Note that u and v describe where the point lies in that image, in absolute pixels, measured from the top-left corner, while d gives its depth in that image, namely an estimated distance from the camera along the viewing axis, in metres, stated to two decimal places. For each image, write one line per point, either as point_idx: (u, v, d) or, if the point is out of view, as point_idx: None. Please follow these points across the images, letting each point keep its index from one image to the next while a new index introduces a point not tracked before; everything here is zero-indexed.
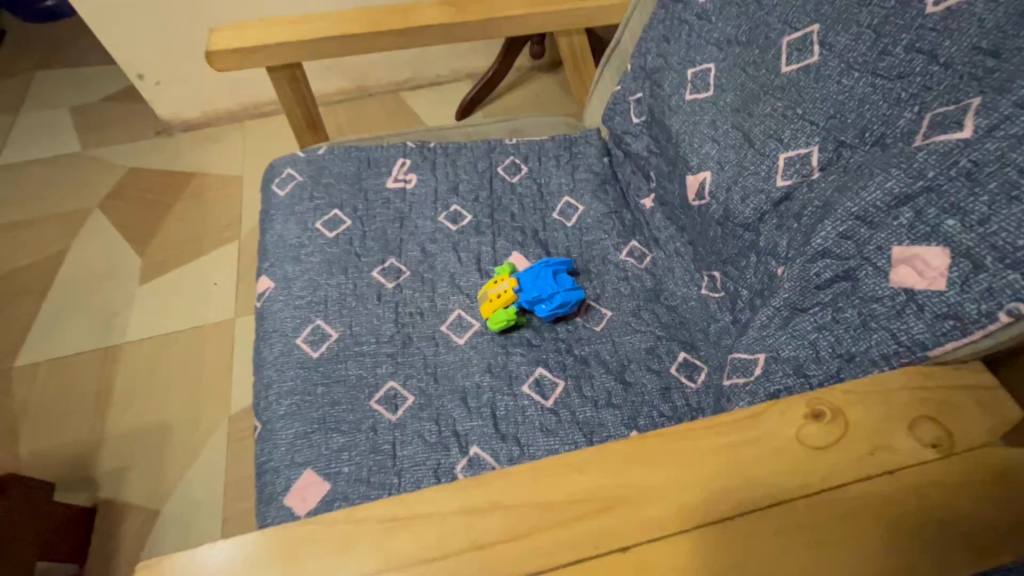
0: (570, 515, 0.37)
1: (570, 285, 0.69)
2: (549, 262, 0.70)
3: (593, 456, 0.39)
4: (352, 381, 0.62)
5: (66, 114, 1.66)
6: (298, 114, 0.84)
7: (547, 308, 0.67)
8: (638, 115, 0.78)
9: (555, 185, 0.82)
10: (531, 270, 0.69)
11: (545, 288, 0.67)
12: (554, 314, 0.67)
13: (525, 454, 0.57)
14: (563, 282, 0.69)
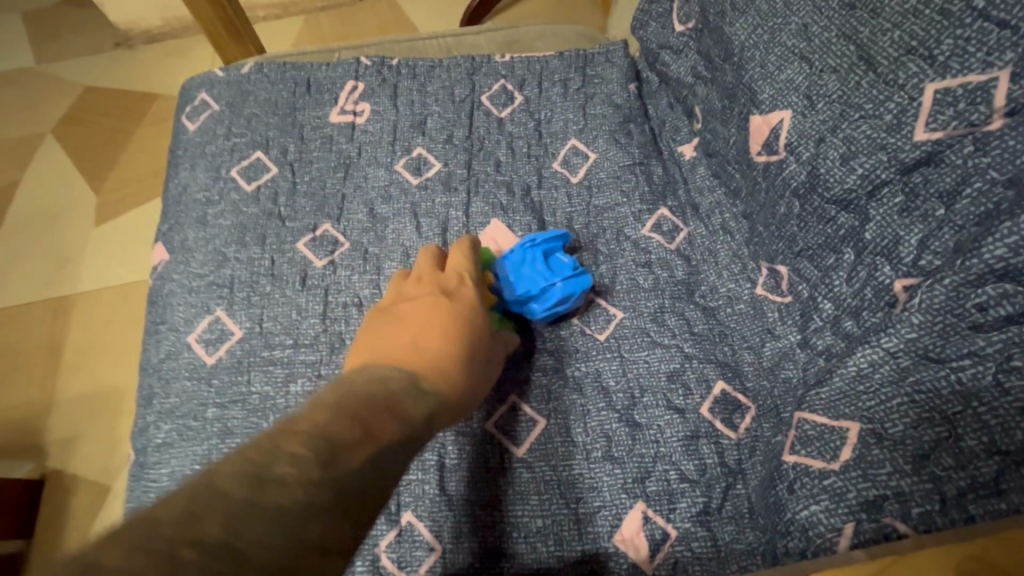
0: None
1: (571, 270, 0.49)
2: (537, 241, 0.50)
3: None
4: (254, 404, 0.46)
5: (16, 18, 1.44)
6: (214, 18, 0.62)
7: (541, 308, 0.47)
8: (684, 20, 0.53)
9: (559, 122, 0.59)
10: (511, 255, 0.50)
11: (533, 280, 0.48)
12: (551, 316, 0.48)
13: (476, 531, 0.40)
14: (558, 267, 0.49)
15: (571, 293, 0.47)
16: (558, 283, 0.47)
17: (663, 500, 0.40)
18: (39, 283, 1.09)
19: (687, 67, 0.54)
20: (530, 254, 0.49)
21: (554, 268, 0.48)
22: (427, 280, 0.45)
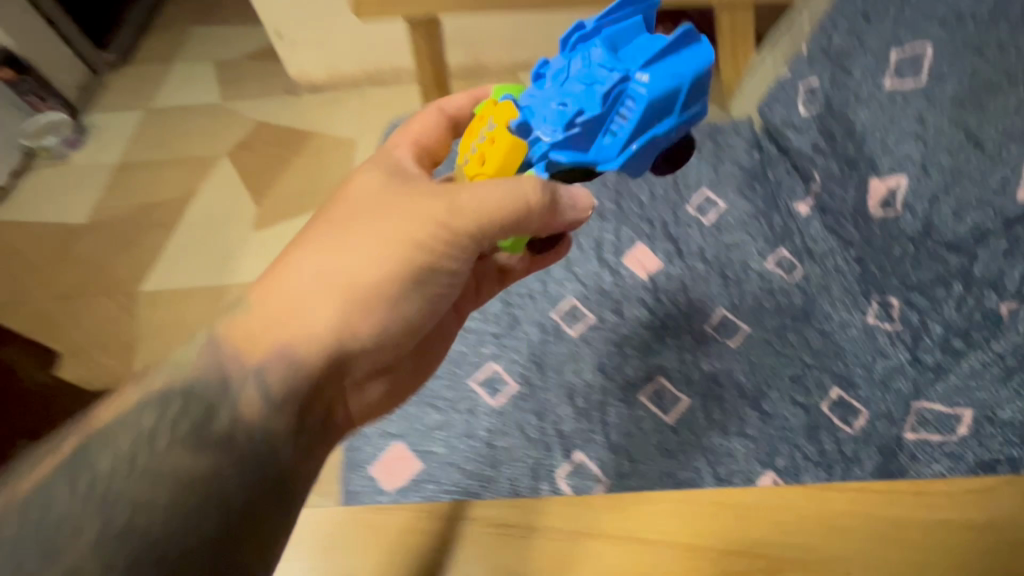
0: (730, 565, 0.32)
1: (646, 56, 0.38)
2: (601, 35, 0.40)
3: (757, 496, 0.33)
4: (453, 357, 0.58)
5: (210, 66, 1.77)
6: (430, 73, 0.82)
7: (618, 134, 0.38)
8: (808, 106, 0.66)
9: (694, 176, 0.73)
10: (559, 70, 0.42)
11: (592, 92, 0.39)
12: (634, 139, 0.38)
13: (636, 471, 0.51)
14: (625, 56, 0.39)
15: (647, 99, 0.37)
16: (630, 87, 0.38)
17: (790, 471, 0.51)
18: (205, 273, 1.31)
19: (808, 141, 0.67)
20: (587, 58, 0.41)
21: (619, 58, 0.39)
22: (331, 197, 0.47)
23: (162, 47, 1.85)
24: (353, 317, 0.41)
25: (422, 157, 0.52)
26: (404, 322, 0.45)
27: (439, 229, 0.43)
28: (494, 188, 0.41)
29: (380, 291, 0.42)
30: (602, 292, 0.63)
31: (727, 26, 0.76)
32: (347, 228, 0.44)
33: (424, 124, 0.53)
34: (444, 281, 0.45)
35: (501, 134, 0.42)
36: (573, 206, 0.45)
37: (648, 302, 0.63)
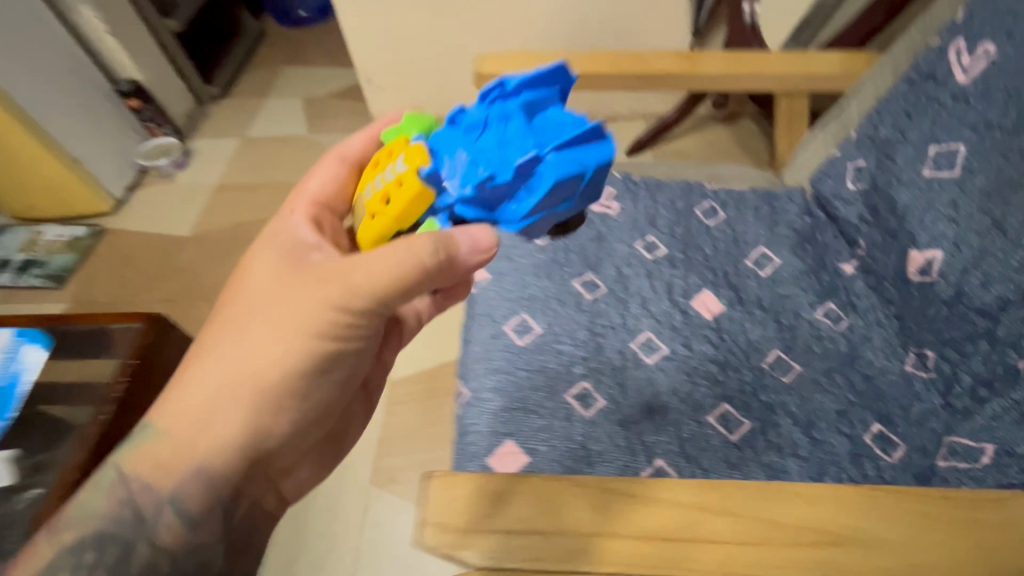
0: (803, 539, 0.41)
1: (555, 139, 0.46)
2: (518, 110, 0.49)
3: (826, 489, 0.43)
4: (551, 373, 0.70)
5: (299, 103, 1.97)
6: None
7: (520, 204, 0.47)
8: (856, 181, 0.78)
9: (752, 235, 0.84)
10: (477, 127, 0.50)
11: (506, 162, 0.47)
12: (534, 209, 0.47)
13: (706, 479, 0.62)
14: (538, 133, 0.47)
15: (550, 177, 0.45)
16: (541, 164, 0.45)
17: None
18: None
19: (855, 212, 0.78)
20: (505, 122, 0.49)
21: (532, 133, 0.47)
22: (232, 285, 0.56)
23: (256, 83, 2.06)
24: (266, 414, 0.53)
25: (320, 216, 0.61)
26: (318, 397, 0.56)
27: (337, 309, 0.52)
28: (387, 257, 0.50)
29: (284, 387, 0.53)
30: (674, 328, 0.75)
31: (784, 107, 0.87)
32: (245, 325, 0.53)
33: (321, 180, 0.62)
34: (348, 355, 0.56)
35: (410, 183, 0.50)
36: (473, 244, 0.51)
37: (713, 339, 0.74)
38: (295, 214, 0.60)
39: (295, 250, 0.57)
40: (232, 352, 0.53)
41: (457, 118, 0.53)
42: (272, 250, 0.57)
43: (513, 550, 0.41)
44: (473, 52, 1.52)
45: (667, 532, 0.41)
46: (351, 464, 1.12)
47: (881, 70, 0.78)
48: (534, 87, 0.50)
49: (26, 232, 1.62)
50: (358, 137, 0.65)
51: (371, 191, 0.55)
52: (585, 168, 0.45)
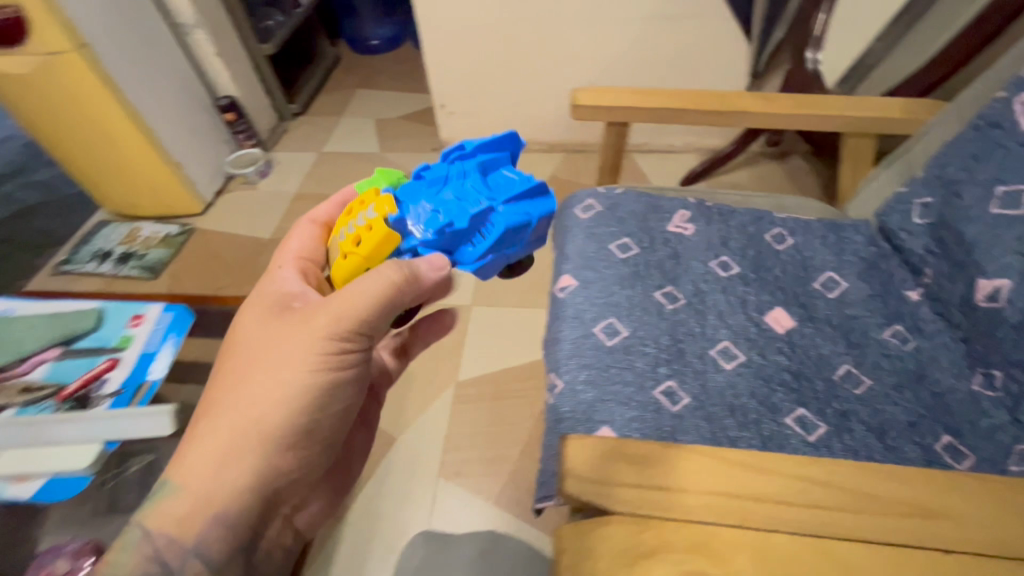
0: (898, 511, 0.47)
1: (506, 195, 0.56)
2: (473, 167, 0.59)
3: (915, 473, 0.49)
4: (639, 372, 0.77)
5: (370, 122, 2.11)
6: (609, 159, 1.04)
7: (477, 247, 0.55)
8: (922, 217, 0.86)
9: (820, 261, 0.91)
10: (438, 180, 0.58)
11: (463, 211, 0.55)
12: (487, 252, 0.55)
13: None
14: (491, 190, 0.57)
15: (502, 225, 0.54)
16: (495, 215, 0.55)
17: None
18: None
19: (921, 244, 0.86)
20: (463, 178, 0.58)
21: (485, 189, 0.57)
22: (228, 343, 0.61)
23: (332, 104, 2.22)
24: (276, 451, 0.58)
25: (306, 269, 0.65)
26: (321, 427, 0.61)
27: (327, 340, 0.57)
28: (360, 288, 0.54)
29: (288, 422, 0.57)
30: (750, 338, 0.82)
31: (851, 144, 0.95)
32: (242, 373, 0.58)
33: (300, 238, 0.67)
34: (343, 385, 0.60)
35: (377, 227, 0.54)
36: (430, 265, 0.55)
37: (786, 351, 0.80)
38: (284, 269, 0.65)
39: (279, 299, 0.62)
40: (233, 399, 0.57)
41: (420, 172, 0.60)
42: (260, 304, 0.62)
43: (650, 500, 0.48)
44: (544, 84, 1.64)
45: (779, 496, 0.48)
46: (421, 456, 1.19)
47: (946, 116, 0.86)
48: (487, 152, 0.60)
49: (127, 229, 1.79)
50: (325, 203, 0.72)
51: (343, 235, 0.59)
52: (529, 219, 0.55)
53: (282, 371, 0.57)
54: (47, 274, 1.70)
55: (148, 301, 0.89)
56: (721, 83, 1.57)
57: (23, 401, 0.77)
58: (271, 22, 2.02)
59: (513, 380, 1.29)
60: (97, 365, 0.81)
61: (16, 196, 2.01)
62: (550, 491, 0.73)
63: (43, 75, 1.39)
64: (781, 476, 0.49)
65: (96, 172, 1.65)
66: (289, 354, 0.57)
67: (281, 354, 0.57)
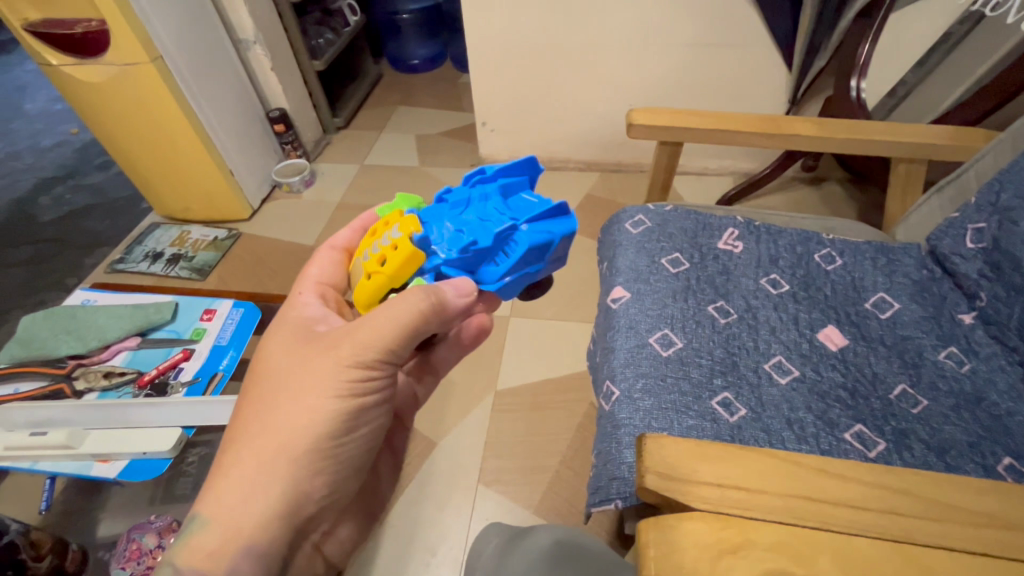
0: (977, 521, 0.48)
1: (528, 215, 0.60)
2: (494, 190, 0.63)
3: (991, 486, 0.51)
4: (696, 382, 0.79)
5: (411, 137, 2.17)
6: (659, 177, 1.07)
7: (500, 265, 0.60)
8: (976, 241, 0.87)
9: (870, 281, 0.92)
10: (461, 202, 0.63)
11: (486, 232, 0.59)
12: (508, 270, 0.60)
13: None
14: (512, 212, 0.61)
15: (524, 243, 0.58)
16: (518, 234, 0.59)
17: None
18: None
19: (974, 268, 0.86)
20: (485, 201, 0.62)
21: (506, 210, 0.61)
22: (249, 375, 0.63)
23: (373, 119, 2.30)
24: (304, 478, 0.58)
25: (326, 293, 0.71)
26: (346, 453, 0.61)
27: (349, 365, 0.58)
28: (384, 315, 0.56)
29: (315, 448, 0.58)
30: (803, 354, 0.83)
31: (901, 169, 0.97)
32: (264, 403, 0.59)
33: (321, 267, 0.73)
34: (368, 411, 0.61)
35: (400, 246, 0.58)
36: (457, 290, 0.58)
37: (840, 368, 0.82)
38: (304, 295, 0.70)
39: (304, 329, 0.65)
40: (256, 430, 0.58)
41: (441, 196, 0.65)
42: (285, 335, 0.65)
43: (728, 498, 0.49)
44: (585, 105, 1.69)
45: (858, 502, 0.49)
46: (460, 463, 1.20)
47: (1000, 144, 0.88)
48: (506, 176, 0.65)
49: (177, 231, 1.86)
50: (345, 232, 0.78)
51: (367, 255, 0.63)
52: (548, 238, 0.59)
53: (303, 397, 0.58)
54: (101, 273, 1.77)
55: (221, 299, 0.94)
56: (760, 108, 1.59)
57: (104, 386, 0.81)
58: (321, 40, 2.11)
59: (551, 391, 1.31)
60: (174, 355, 0.85)
61: (70, 197, 2.10)
62: (616, 494, 0.71)
63: (117, 86, 1.48)
64: (864, 485, 0.50)
65: (153, 177, 1.73)
66: (310, 381, 0.58)
67: (302, 382, 0.59)
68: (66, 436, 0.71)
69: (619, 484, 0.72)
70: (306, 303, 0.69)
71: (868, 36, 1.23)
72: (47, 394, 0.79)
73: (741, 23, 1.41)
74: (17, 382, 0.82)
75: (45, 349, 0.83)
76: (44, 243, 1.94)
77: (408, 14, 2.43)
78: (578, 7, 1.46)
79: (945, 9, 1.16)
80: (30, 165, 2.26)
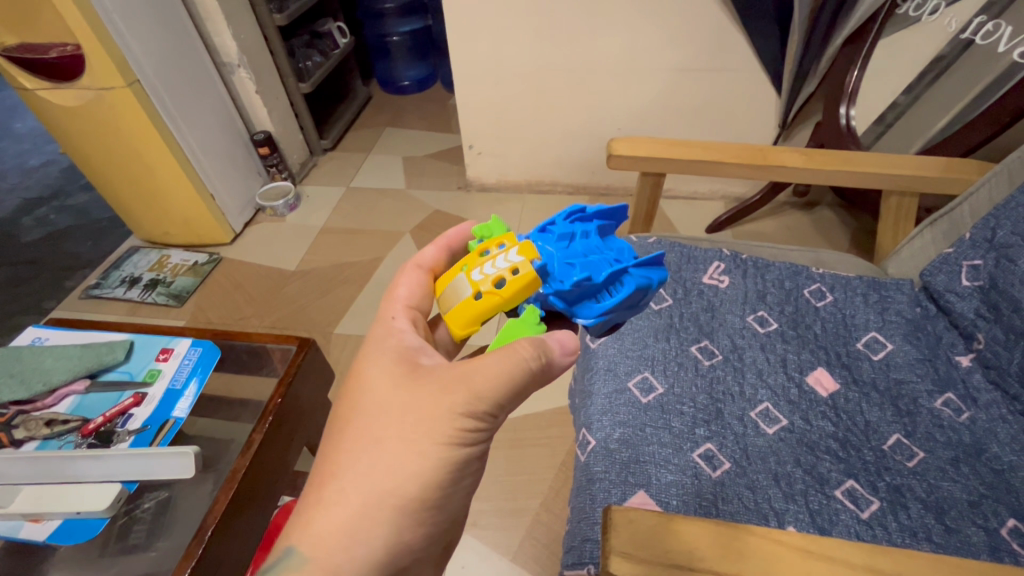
0: None
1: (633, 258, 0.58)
2: (596, 229, 0.60)
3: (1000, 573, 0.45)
4: (677, 432, 0.74)
5: (399, 159, 2.14)
6: (642, 208, 1.03)
7: (602, 302, 0.55)
8: (971, 278, 0.83)
9: (861, 318, 0.87)
10: (565, 234, 0.58)
11: (600, 268, 0.55)
12: (612, 310, 0.55)
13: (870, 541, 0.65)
14: (614, 253, 0.59)
15: (635, 285, 0.55)
16: (626, 276, 0.55)
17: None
18: None
19: (971, 307, 0.82)
20: (586, 238, 0.59)
21: (609, 252, 0.59)
22: (343, 403, 0.56)
23: (362, 141, 2.27)
24: (407, 530, 0.51)
25: (416, 318, 0.63)
26: (450, 505, 0.54)
27: (464, 413, 0.52)
28: (503, 360, 0.53)
29: (422, 500, 0.51)
30: (791, 401, 0.79)
31: (893, 202, 0.92)
32: (368, 441, 0.52)
33: (408, 285, 0.65)
34: (474, 461, 0.55)
35: (524, 271, 0.54)
36: (564, 347, 0.57)
37: (831, 417, 0.77)
38: (396, 319, 0.62)
39: (404, 356, 0.57)
40: (358, 472, 0.51)
41: (542, 226, 0.61)
42: (381, 359, 0.57)
43: None
44: (573, 128, 1.66)
45: None
46: None
47: (996, 177, 0.84)
48: (605, 217, 0.63)
49: (156, 255, 1.82)
50: (428, 248, 0.70)
51: (473, 272, 0.56)
52: (653, 282, 0.57)
53: (414, 443, 0.51)
54: (75, 298, 1.73)
55: (179, 336, 0.89)
56: (750, 133, 1.57)
57: (46, 434, 0.78)
58: (309, 62, 2.09)
59: (533, 428, 1.25)
60: (123, 400, 0.81)
61: (52, 218, 2.06)
62: (588, 558, 0.65)
63: (93, 110, 1.45)
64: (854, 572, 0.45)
65: (131, 201, 1.70)
66: (423, 426, 0.51)
67: (411, 425, 0.52)
68: None
69: (592, 546, 0.66)
70: (401, 328, 0.61)
71: (856, 62, 1.21)
72: None
73: (729, 49, 1.39)
74: None
75: None
76: (20, 265, 1.89)
77: (399, 36, 2.46)
78: (563, 32, 1.44)
79: (933, 37, 1.13)
80: (14, 185, 2.22)
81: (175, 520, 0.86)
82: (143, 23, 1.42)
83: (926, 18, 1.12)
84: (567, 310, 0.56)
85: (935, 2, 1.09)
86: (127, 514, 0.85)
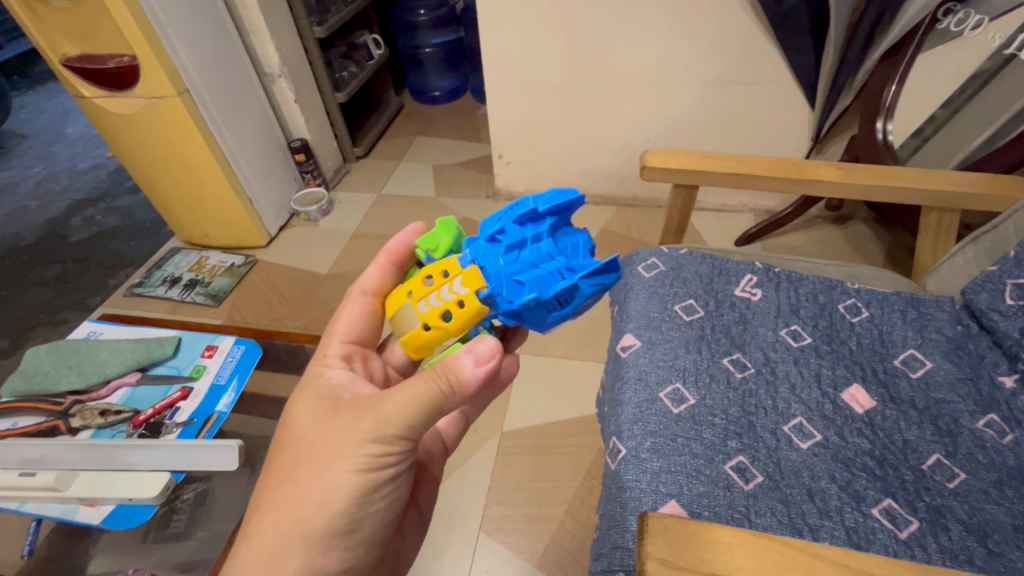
0: None
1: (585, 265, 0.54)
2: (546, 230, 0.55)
3: None
4: (709, 444, 0.74)
5: (429, 167, 2.18)
6: (673, 220, 1.04)
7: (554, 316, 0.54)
8: (1015, 298, 0.81)
9: (899, 336, 0.86)
10: (513, 246, 0.54)
11: (547, 287, 0.52)
12: (563, 320, 0.55)
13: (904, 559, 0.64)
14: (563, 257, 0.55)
15: (584, 299, 0.54)
16: (577, 288, 0.53)
17: None
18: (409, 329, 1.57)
19: (1016, 327, 0.80)
20: (536, 244, 0.55)
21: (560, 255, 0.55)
22: (280, 436, 0.60)
23: (392, 149, 2.32)
24: (320, 551, 0.54)
25: (351, 353, 0.69)
26: (365, 526, 0.57)
27: (372, 440, 0.53)
28: (408, 390, 0.52)
29: (331, 524, 0.54)
30: (826, 416, 0.78)
31: (932, 218, 0.91)
32: (290, 472, 0.56)
33: (348, 319, 0.70)
34: (385, 485, 0.56)
35: (469, 305, 0.53)
36: (474, 361, 0.51)
37: (867, 434, 0.76)
38: (330, 356, 0.67)
39: (330, 395, 0.61)
40: (279, 499, 0.55)
41: (489, 234, 0.55)
42: (311, 400, 0.61)
43: None
44: (602, 139, 1.67)
45: None
46: (461, 508, 1.15)
47: None
48: (557, 210, 0.57)
49: (196, 256, 1.90)
50: (373, 270, 0.72)
51: (421, 303, 0.56)
52: (603, 285, 0.54)
53: (323, 471, 0.54)
54: (120, 295, 1.81)
55: (222, 334, 0.94)
56: (781, 147, 1.56)
57: (99, 424, 0.82)
58: (345, 73, 2.16)
59: (558, 435, 1.26)
60: (171, 394, 0.85)
61: (100, 219, 2.16)
62: (619, 565, 0.66)
63: (145, 118, 1.52)
64: None
65: (174, 204, 1.77)
66: (332, 456, 0.54)
67: (324, 454, 0.55)
68: (53, 479, 0.73)
69: (622, 553, 0.66)
70: (332, 366, 0.66)
71: (894, 76, 1.19)
72: (42, 430, 0.80)
73: (763, 62, 1.39)
74: (16, 416, 0.83)
75: (46, 383, 0.84)
76: (70, 263, 1.98)
77: (432, 48, 2.53)
78: (598, 44, 1.45)
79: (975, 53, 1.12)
80: (66, 187, 2.34)
81: (212, 511, 0.89)
82: (193, 34, 1.48)
83: (969, 33, 1.11)
84: (520, 323, 0.56)
85: (977, 18, 1.08)
86: (169, 504, 0.88)
